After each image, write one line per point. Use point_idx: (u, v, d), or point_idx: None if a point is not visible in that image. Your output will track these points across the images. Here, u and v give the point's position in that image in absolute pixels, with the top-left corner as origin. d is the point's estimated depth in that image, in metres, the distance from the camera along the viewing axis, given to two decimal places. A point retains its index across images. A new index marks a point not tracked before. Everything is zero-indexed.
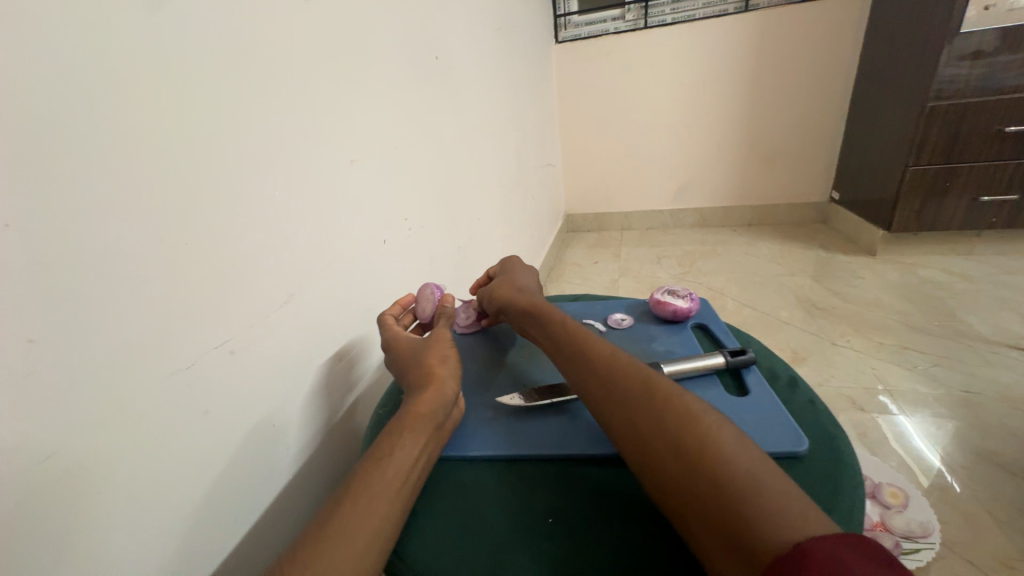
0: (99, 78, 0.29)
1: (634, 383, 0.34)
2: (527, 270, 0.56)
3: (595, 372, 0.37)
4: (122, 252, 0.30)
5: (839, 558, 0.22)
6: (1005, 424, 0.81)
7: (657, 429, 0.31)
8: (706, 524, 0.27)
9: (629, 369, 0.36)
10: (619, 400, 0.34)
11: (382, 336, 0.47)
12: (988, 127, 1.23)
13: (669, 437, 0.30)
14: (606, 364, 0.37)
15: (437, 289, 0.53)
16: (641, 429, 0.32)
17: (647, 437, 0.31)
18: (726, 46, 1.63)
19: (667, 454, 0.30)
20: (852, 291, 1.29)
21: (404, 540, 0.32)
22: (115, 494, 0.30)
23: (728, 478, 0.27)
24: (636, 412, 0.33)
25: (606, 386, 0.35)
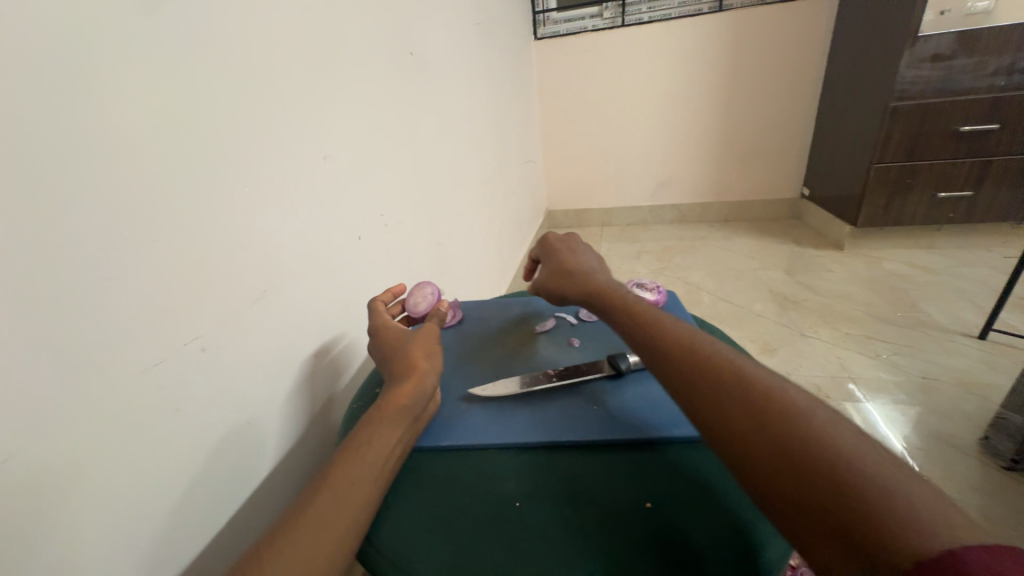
0: (60, 75, 0.29)
1: (720, 370, 0.32)
2: (584, 252, 0.54)
3: (677, 357, 0.34)
4: (85, 249, 0.30)
5: (991, 565, 0.20)
6: (959, 408, 0.85)
7: (754, 418, 0.29)
8: (817, 522, 0.24)
9: (713, 357, 0.33)
10: (704, 387, 0.32)
11: (374, 320, 0.47)
12: (946, 126, 1.29)
13: (768, 428, 0.28)
14: (685, 350, 0.34)
15: (436, 292, 0.54)
16: (735, 418, 0.29)
17: (742, 427, 0.29)
18: (701, 44, 1.66)
19: (767, 445, 0.27)
20: (821, 284, 1.34)
21: (377, 529, 0.33)
22: (84, 494, 0.30)
23: (850, 475, 0.24)
24: (728, 400, 0.30)
25: (687, 373, 0.33)
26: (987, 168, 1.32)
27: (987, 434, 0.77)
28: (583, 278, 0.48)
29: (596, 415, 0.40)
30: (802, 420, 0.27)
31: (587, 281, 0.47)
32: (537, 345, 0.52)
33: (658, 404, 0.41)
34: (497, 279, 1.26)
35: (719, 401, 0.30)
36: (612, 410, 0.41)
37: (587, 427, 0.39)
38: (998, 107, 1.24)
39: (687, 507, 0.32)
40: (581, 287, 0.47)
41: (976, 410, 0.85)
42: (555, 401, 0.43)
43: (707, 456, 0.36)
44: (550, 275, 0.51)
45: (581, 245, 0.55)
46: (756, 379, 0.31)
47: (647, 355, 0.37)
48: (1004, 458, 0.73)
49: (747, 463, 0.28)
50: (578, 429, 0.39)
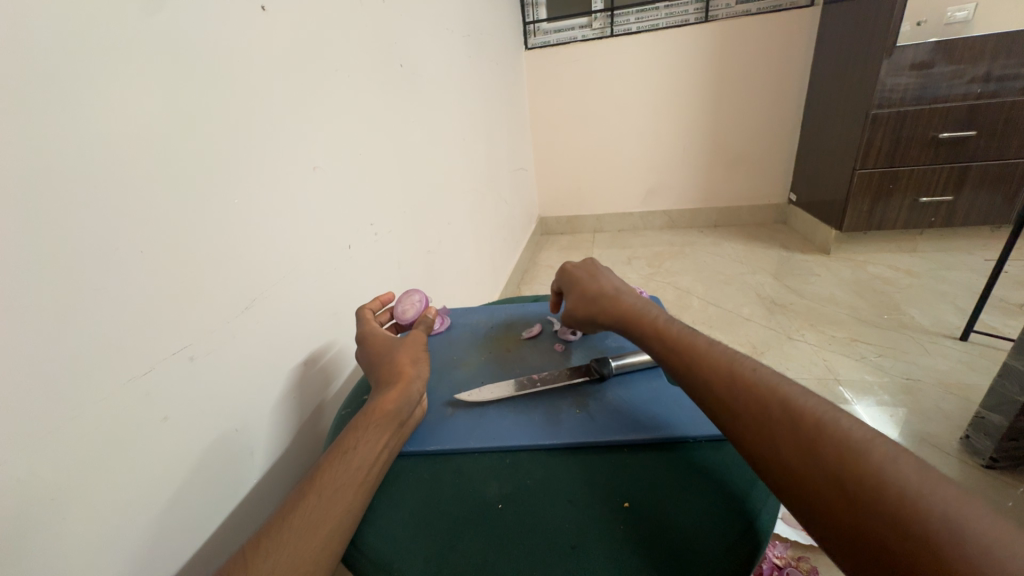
0: (48, 90, 0.29)
1: (760, 393, 0.33)
2: (604, 273, 0.53)
3: (721, 387, 0.35)
4: (76, 259, 0.31)
5: None
6: (940, 408, 0.87)
7: (795, 441, 0.30)
8: (861, 541, 0.26)
9: (752, 380, 0.34)
10: (747, 412, 0.33)
11: (360, 330, 0.48)
12: (925, 133, 1.33)
13: (814, 451, 0.29)
14: (724, 375, 0.36)
15: (423, 298, 0.55)
16: (777, 442, 0.31)
17: (787, 451, 0.30)
18: (688, 54, 1.69)
19: (808, 467, 0.29)
20: (807, 288, 1.37)
21: (363, 532, 0.34)
22: (72, 503, 0.31)
23: (907, 506, 0.25)
24: (771, 425, 0.31)
25: (726, 398, 0.34)
26: (966, 173, 1.35)
27: (967, 434, 0.78)
28: (612, 303, 0.47)
29: (578, 418, 0.41)
30: (842, 441, 0.29)
31: (617, 307, 0.47)
32: (523, 351, 0.53)
33: (639, 407, 0.42)
34: (488, 285, 1.28)
35: (761, 425, 0.32)
36: (594, 412, 0.42)
37: (570, 430, 0.40)
38: (975, 113, 1.28)
39: (665, 506, 0.33)
40: (612, 314, 0.47)
41: (957, 409, 0.87)
42: (538, 405, 0.43)
43: (685, 457, 0.37)
44: (578, 301, 0.51)
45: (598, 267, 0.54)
46: (797, 404, 0.32)
47: (686, 380, 0.38)
48: (983, 457, 0.75)
49: (790, 485, 0.29)
50: (561, 432, 0.40)
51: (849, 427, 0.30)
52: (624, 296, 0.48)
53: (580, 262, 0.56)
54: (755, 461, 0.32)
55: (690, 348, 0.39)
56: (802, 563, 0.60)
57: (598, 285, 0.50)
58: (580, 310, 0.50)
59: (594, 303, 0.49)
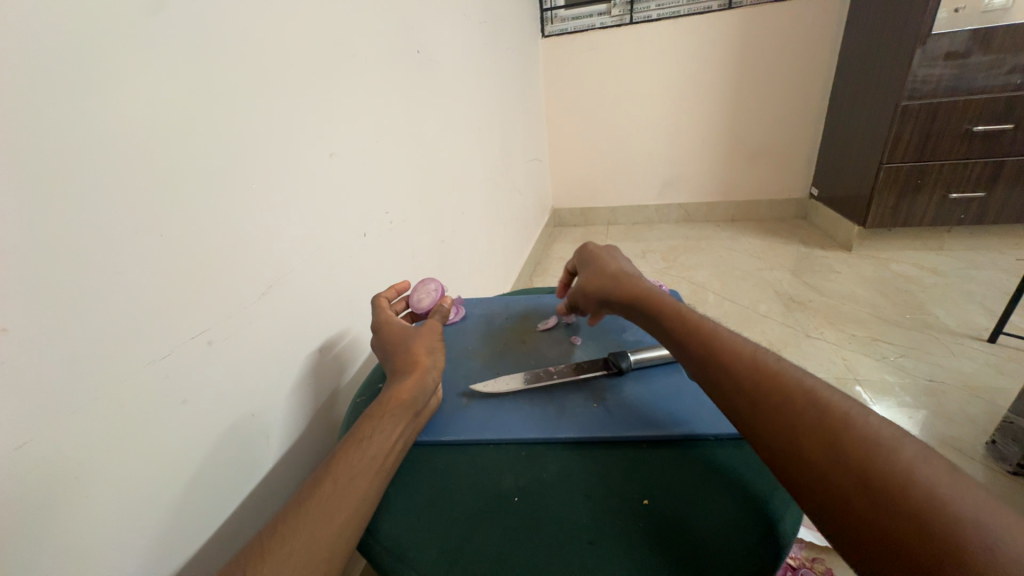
0: (69, 71, 0.29)
1: (783, 388, 0.32)
2: (617, 254, 0.52)
3: (735, 374, 0.34)
4: (97, 241, 0.31)
5: None
6: (965, 412, 0.85)
7: (818, 441, 0.29)
8: (880, 541, 0.25)
9: (776, 372, 0.33)
10: (765, 405, 0.32)
11: (376, 317, 0.47)
12: (958, 126, 1.27)
13: (837, 450, 0.28)
14: (744, 365, 0.34)
15: (439, 287, 0.54)
16: (798, 439, 0.29)
17: (806, 449, 0.29)
18: (709, 43, 1.64)
19: (831, 466, 0.28)
20: (828, 285, 1.33)
21: (378, 520, 0.34)
22: (96, 480, 0.31)
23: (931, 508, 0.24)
24: (793, 421, 0.30)
25: (746, 391, 0.33)
26: (1000, 168, 1.30)
27: (993, 439, 0.76)
28: (625, 282, 0.46)
29: (595, 412, 0.41)
30: (867, 441, 0.28)
31: (631, 284, 0.46)
32: (538, 343, 0.52)
33: (657, 402, 0.41)
34: (501, 277, 1.27)
35: (782, 421, 0.30)
36: (612, 407, 0.41)
37: (587, 423, 0.39)
38: (1013, 106, 1.22)
39: (685, 503, 0.33)
40: (625, 292, 0.45)
41: (982, 413, 0.84)
42: (555, 398, 0.43)
43: (703, 456, 0.36)
44: (590, 279, 0.50)
45: (614, 250, 0.53)
46: (818, 398, 0.31)
47: (700, 366, 0.37)
48: (1010, 463, 0.73)
49: (809, 483, 0.28)
50: (578, 424, 0.39)
51: (879, 428, 0.28)
52: (638, 275, 0.47)
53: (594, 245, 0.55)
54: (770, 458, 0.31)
55: (706, 333, 0.38)
56: (817, 565, 0.59)
57: (614, 265, 0.49)
58: (591, 286, 0.49)
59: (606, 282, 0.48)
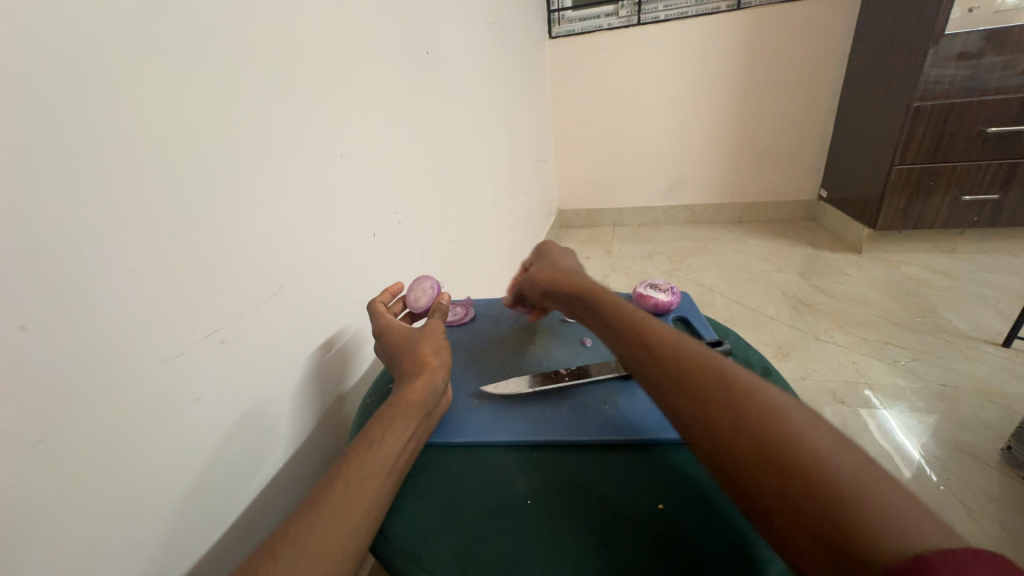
0: (81, 70, 0.29)
1: (717, 380, 0.30)
2: (568, 255, 0.54)
3: (659, 358, 0.34)
4: (107, 241, 0.31)
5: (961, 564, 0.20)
6: (979, 417, 0.83)
7: (746, 432, 0.27)
8: (802, 526, 0.24)
9: (702, 363, 0.32)
10: (681, 380, 0.32)
11: (375, 322, 0.47)
12: (971, 127, 1.26)
13: (745, 422, 0.28)
14: (674, 351, 0.33)
15: (434, 284, 0.54)
16: (729, 436, 0.28)
17: (730, 442, 0.28)
18: (718, 43, 1.63)
19: (742, 441, 0.27)
20: (837, 287, 1.32)
21: (391, 523, 0.33)
22: (103, 479, 0.31)
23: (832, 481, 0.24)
24: (706, 395, 0.30)
25: (673, 375, 0.32)
26: (1014, 170, 1.28)
27: (1009, 445, 0.74)
28: (569, 276, 0.47)
29: (606, 415, 0.40)
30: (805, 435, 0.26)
31: (574, 278, 0.46)
32: (548, 344, 0.52)
33: None
34: (509, 278, 1.27)
35: (697, 397, 0.30)
36: (623, 410, 0.41)
37: (600, 427, 0.39)
38: None
39: (695, 508, 0.32)
40: (568, 283, 0.46)
41: (997, 419, 0.83)
42: (565, 400, 0.43)
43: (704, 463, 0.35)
44: (540, 272, 0.50)
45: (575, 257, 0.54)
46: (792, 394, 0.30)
47: (634, 356, 0.36)
48: None
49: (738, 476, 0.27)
50: (591, 428, 0.39)
51: None
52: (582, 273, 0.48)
53: (549, 245, 0.56)
54: (700, 450, 0.30)
55: (639, 325, 0.37)
56: None
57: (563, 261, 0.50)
58: (540, 279, 0.49)
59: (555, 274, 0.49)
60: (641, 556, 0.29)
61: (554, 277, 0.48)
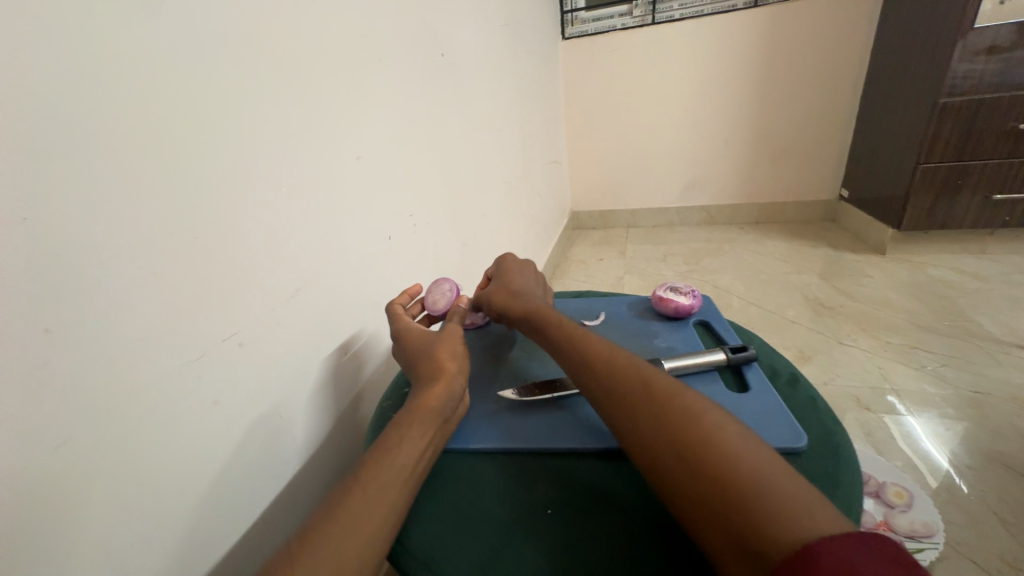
0: (105, 77, 0.30)
1: (644, 397, 0.33)
2: (524, 271, 0.55)
3: (597, 376, 0.37)
4: (128, 245, 0.31)
5: (844, 554, 0.22)
6: (1013, 425, 0.80)
7: (667, 445, 0.30)
8: (713, 527, 0.27)
9: (632, 380, 0.35)
10: (615, 396, 0.35)
11: (393, 326, 0.47)
12: (1002, 124, 1.21)
13: (665, 433, 0.31)
14: (610, 368, 0.36)
15: (453, 287, 0.54)
16: (654, 449, 0.31)
17: (654, 455, 0.31)
18: (734, 41, 1.61)
19: (663, 451, 0.30)
20: (860, 290, 1.28)
21: (408, 530, 0.33)
22: (122, 483, 0.31)
23: (736, 484, 0.27)
24: (635, 409, 0.33)
25: (608, 392, 0.35)
26: None
27: None
28: (521, 299, 0.49)
29: None
30: (717, 444, 0.29)
31: (525, 302, 0.48)
32: None
33: None
34: None
35: (628, 410, 0.33)
36: None
37: None
38: None
39: None
40: (519, 307, 0.48)
41: None
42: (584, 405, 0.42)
43: None
44: (495, 294, 0.52)
45: (532, 269, 0.56)
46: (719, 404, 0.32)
47: (578, 372, 0.39)
48: None
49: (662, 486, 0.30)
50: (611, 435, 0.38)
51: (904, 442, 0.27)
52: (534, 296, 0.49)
53: (507, 260, 0.57)
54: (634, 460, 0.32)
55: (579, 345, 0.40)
56: None
57: (516, 282, 0.52)
58: (494, 302, 0.51)
59: (508, 297, 0.50)
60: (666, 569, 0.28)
61: (507, 301, 0.49)
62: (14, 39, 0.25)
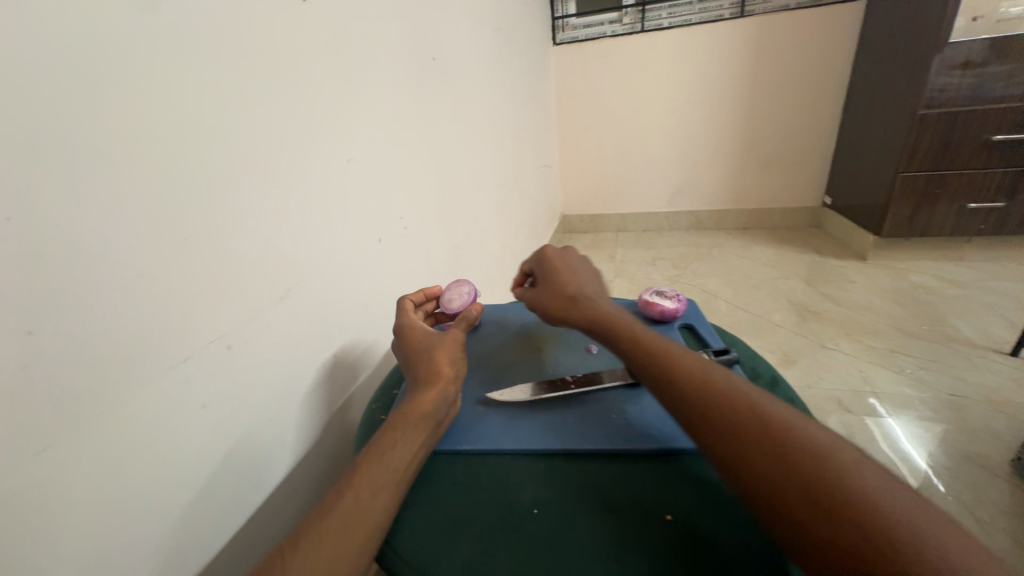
0: (98, 78, 0.30)
1: (742, 404, 0.32)
2: (579, 268, 0.51)
3: (691, 395, 0.34)
4: (117, 248, 0.31)
5: None
6: (988, 427, 0.82)
7: (777, 453, 0.29)
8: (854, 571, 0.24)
9: (724, 391, 0.33)
10: (713, 418, 0.32)
11: (399, 320, 0.47)
12: (977, 136, 1.26)
13: (782, 462, 0.28)
14: (702, 386, 0.34)
15: (473, 294, 0.54)
16: (752, 457, 0.29)
17: (759, 460, 0.29)
18: (721, 51, 1.64)
19: (782, 482, 0.28)
20: (843, 295, 1.31)
21: (397, 532, 0.33)
22: (106, 487, 0.31)
23: (876, 522, 0.25)
24: (741, 434, 0.30)
25: (702, 413, 0.32)
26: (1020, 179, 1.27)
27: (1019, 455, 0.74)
28: (584, 303, 0.46)
29: (614, 423, 0.40)
30: (833, 459, 0.28)
31: (591, 307, 0.45)
32: (554, 351, 0.51)
33: None
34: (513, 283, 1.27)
35: (731, 434, 0.31)
36: (631, 418, 0.40)
37: (608, 435, 0.39)
38: None
39: (707, 521, 0.32)
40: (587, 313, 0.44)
41: (1007, 429, 0.82)
42: (574, 407, 0.42)
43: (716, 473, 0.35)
44: (551, 295, 0.48)
45: (585, 266, 0.53)
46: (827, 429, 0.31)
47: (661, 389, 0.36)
48: None
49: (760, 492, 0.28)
50: (600, 436, 0.39)
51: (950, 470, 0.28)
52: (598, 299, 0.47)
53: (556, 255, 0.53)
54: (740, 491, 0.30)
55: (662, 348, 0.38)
56: None
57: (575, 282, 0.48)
58: (552, 304, 0.48)
59: (568, 300, 0.47)
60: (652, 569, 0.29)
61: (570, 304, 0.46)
62: (10, 42, 0.25)
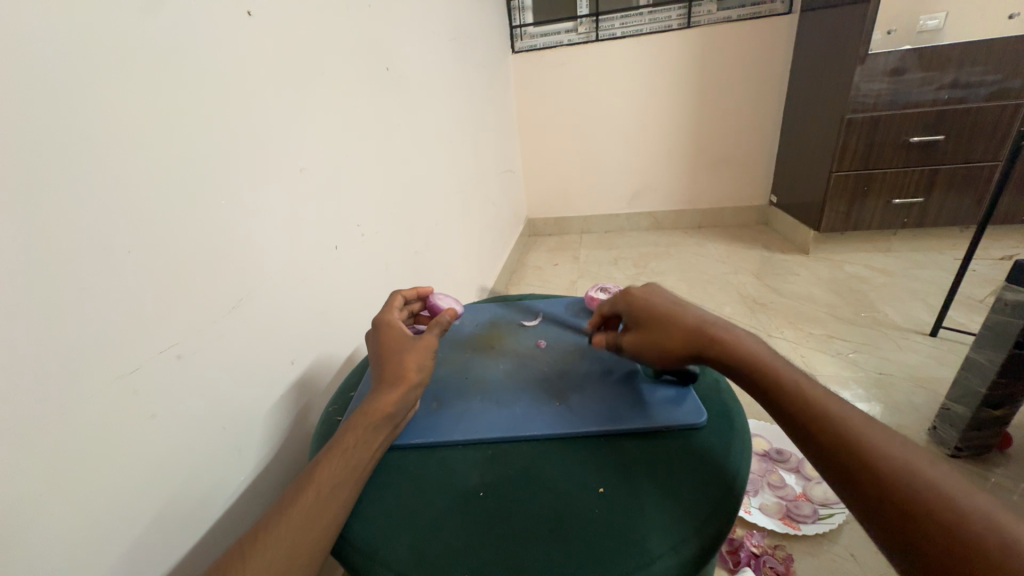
0: (31, 90, 0.30)
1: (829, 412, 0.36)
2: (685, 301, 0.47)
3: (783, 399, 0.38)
4: (60, 260, 0.31)
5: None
6: (911, 401, 0.91)
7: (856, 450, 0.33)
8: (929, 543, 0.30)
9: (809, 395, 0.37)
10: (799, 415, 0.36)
11: (380, 315, 0.47)
12: (897, 137, 1.38)
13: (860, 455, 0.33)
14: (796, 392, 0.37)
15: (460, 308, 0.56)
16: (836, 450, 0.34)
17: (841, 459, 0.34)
18: (671, 59, 1.73)
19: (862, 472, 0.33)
20: (788, 286, 1.41)
21: (351, 523, 0.35)
22: (54, 500, 0.31)
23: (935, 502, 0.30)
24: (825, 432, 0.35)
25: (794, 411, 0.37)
26: (936, 175, 1.41)
27: (935, 425, 0.81)
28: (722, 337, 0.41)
29: (558, 411, 0.43)
30: (911, 468, 0.32)
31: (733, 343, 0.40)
32: (507, 347, 0.54)
33: (618, 400, 0.43)
34: (476, 287, 1.29)
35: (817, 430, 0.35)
36: (574, 405, 0.43)
37: (554, 421, 0.41)
38: (944, 119, 1.33)
39: (638, 491, 0.35)
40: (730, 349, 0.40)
41: (926, 403, 0.90)
42: (522, 399, 0.45)
43: (647, 449, 0.38)
44: (678, 330, 0.42)
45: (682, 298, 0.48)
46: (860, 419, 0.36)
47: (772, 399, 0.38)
48: (949, 446, 0.78)
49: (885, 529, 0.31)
50: (545, 423, 0.41)
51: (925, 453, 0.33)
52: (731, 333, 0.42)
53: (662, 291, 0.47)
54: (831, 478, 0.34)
55: (786, 383, 0.38)
56: (778, 551, 0.64)
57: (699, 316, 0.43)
58: (683, 338, 0.42)
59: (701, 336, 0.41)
60: (588, 536, 0.32)
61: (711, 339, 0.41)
62: None
